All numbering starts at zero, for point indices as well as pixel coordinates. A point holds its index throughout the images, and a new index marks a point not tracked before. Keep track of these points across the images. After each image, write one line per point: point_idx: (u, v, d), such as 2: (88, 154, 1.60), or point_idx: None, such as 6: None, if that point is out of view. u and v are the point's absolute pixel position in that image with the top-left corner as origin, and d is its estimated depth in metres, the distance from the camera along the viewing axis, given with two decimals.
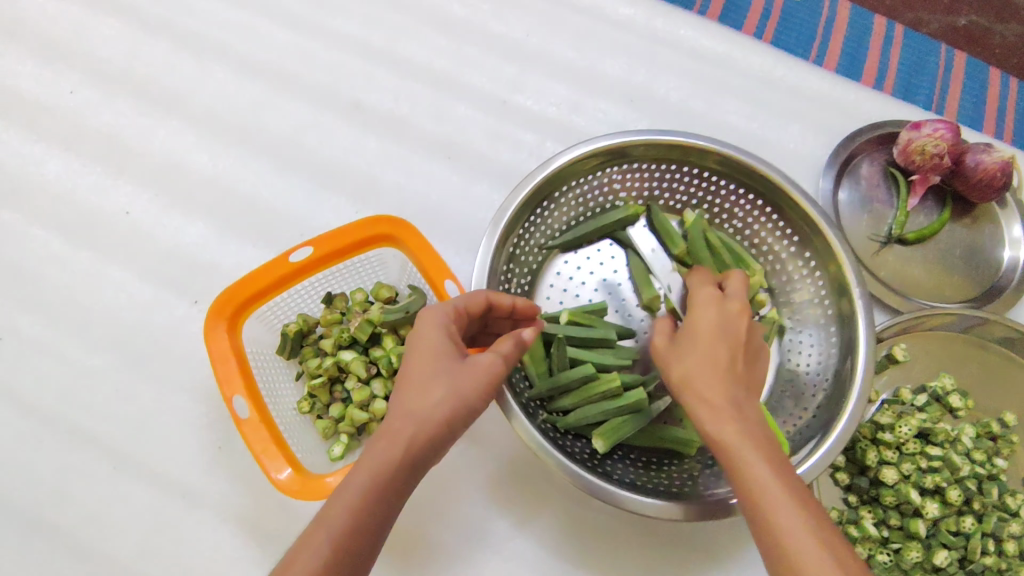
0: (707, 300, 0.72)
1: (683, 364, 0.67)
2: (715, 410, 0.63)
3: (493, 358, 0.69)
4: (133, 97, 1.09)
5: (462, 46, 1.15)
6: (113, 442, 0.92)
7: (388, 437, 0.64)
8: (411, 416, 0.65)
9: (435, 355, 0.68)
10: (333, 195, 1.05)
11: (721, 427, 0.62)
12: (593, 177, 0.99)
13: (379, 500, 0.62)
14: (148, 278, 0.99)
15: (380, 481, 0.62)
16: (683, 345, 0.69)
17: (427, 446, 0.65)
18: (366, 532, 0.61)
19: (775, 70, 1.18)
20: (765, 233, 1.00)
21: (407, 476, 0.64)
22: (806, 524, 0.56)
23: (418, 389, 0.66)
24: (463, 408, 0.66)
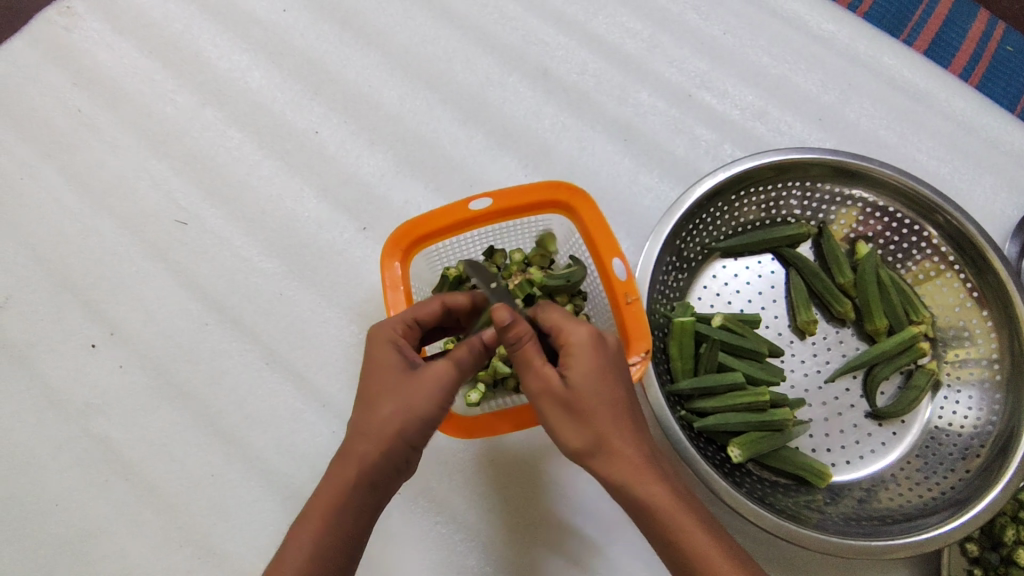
0: (582, 344, 0.72)
1: (587, 430, 0.71)
2: (627, 467, 0.72)
3: (441, 369, 0.72)
4: (338, 25, 1.14)
5: (657, 32, 1.15)
6: (269, 341, 0.98)
7: (344, 457, 0.72)
8: (360, 437, 0.71)
9: (389, 377, 0.73)
10: (506, 154, 1.07)
11: (646, 489, 0.72)
12: (774, 187, 0.97)
13: (336, 513, 0.70)
14: (325, 197, 1.04)
15: (336, 496, 0.71)
16: (580, 407, 0.71)
17: (387, 465, 0.72)
18: (335, 543, 0.70)
19: (978, 116, 1.11)
20: (941, 281, 0.96)
21: (369, 490, 0.72)
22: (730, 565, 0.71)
23: (365, 410, 0.73)
24: (416, 425, 0.71)
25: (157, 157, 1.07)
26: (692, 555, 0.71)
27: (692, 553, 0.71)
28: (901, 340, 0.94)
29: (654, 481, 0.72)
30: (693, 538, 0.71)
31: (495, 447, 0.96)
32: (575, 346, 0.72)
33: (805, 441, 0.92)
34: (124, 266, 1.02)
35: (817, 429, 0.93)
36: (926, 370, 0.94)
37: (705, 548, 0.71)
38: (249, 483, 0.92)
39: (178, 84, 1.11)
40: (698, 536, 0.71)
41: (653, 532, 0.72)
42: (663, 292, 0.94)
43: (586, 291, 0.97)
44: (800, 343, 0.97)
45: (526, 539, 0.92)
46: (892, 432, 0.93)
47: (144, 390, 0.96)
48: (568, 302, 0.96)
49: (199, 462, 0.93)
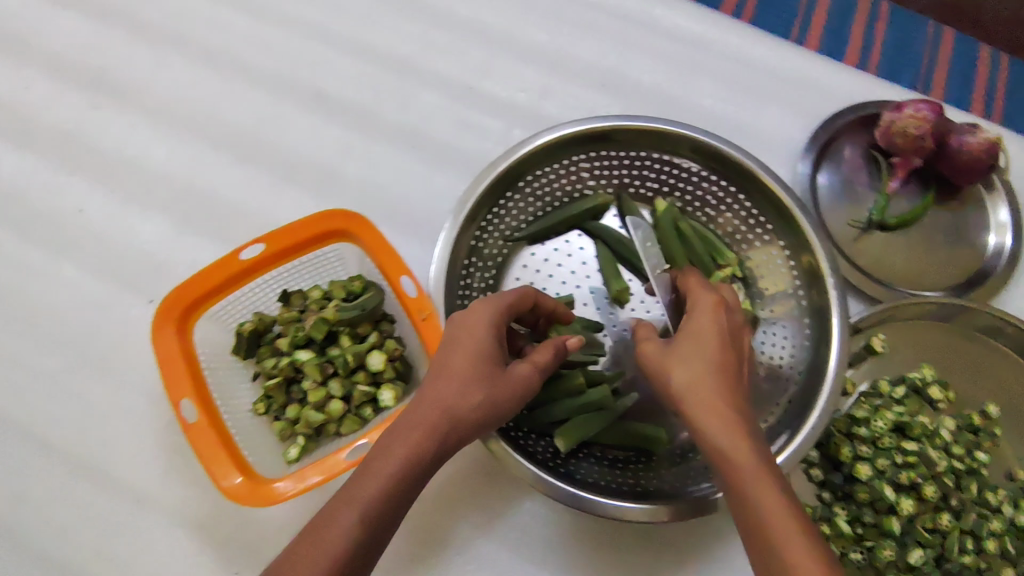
0: (704, 309, 0.72)
1: (687, 367, 0.68)
2: (711, 408, 0.64)
3: (530, 371, 0.72)
4: (89, 91, 1.06)
5: (428, 30, 1.11)
6: (69, 446, 0.90)
7: (415, 431, 0.63)
8: (441, 410, 0.64)
9: (469, 361, 0.68)
10: (292, 189, 1.02)
11: (725, 439, 0.62)
12: (560, 165, 0.95)
13: (392, 501, 0.60)
14: (104, 277, 0.97)
15: (394, 484, 0.60)
16: (681, 348, 0.70)
17: (441, 448, 0.64)
18: (364, 534, 0.58)
19: (754, 49, 1.13)
20: (738, 220, 0.96)
21: (416, 480, 0.62)
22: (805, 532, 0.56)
23: (457, 384, 0.66)
24: (496, 413, 0.68)
25: None
26: (761, 513, 0.58)
27: (759, 514, 0.58)
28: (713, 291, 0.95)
29: (732, 425, 0.63)
30: (772, 494, 0.58)
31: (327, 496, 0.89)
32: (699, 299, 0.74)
33: (637, 410, 0.91)
34: None
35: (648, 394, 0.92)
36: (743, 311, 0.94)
37: (777, 500, 0.58)
38: None
39: None
40: (771, 492, 0.59)
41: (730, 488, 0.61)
42: (468, 296, 0.91)
43: (392, 313, 0.92)
44: (620, 313, 0.97)
45: None
46: None
47: None
48: (373, 330, 0.90)
49: None
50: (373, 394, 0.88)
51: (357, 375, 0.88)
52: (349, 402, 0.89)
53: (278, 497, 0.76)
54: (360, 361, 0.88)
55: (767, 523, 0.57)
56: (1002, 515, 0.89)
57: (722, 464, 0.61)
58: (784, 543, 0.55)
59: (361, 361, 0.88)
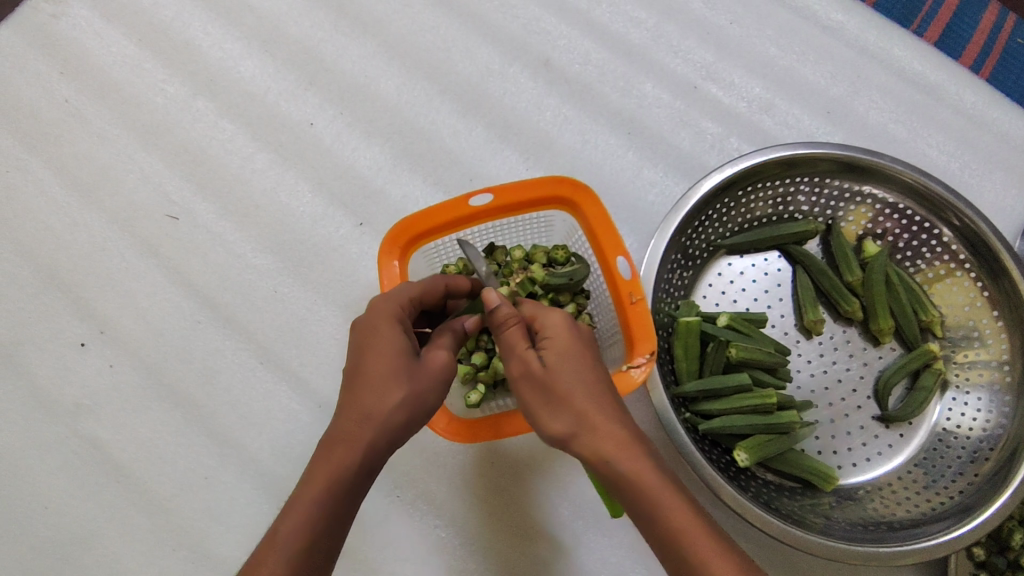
0: (554, 330, 0.72)
1: (569, 411, 0.67)
2: (607, 443, 0.66)
3: (442, 355, 0.73)
4: (333, 14, 1.10)
5: (662, 21, 1.11)
6: (264, 339, 0.96)
7: (346, 443, 0.67)
8: (369, 420, 0.68)
9: (387, 363, 0.70)
10: (507, 147, 1.04)
11: (636, 478, 0.65)
12: (781, 184, 0.95)
13: (335, 506, 0.65)
14: (321, 191, 1.01)
15: (337, 487, 0.65)
16: (552, 386, 0.68)
17: (387, 447, 0.69)
18: (329, 531, 0.65)
19: (990, 109, 1.08)
20: (950, 280, 0.93)
21: (367, 478, 0.68)
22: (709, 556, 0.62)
23: (375, 392, 0.69)
24: (422, 405, 0.70)
25: (148, 149, 1.04)
26: (682, 545, 0.63)
27: (682, 543, 0.63)
28: (918, 357, 0.92)
29: (637, 457, 0.66)
30: (687, 529, 0.63)
31: (493, 450, 0.93)
32: (550, 325, 0.73)
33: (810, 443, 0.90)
34: (114, 262, 0.99)
35: (824, 431, 0.91)
36: (934, 371, 0.92)
37: (699, 540, 0.63)
38: (243, 487, 0.90)
39: (169, 74, 1.07)
40: (687, 521, 0.64)
41: (642, 521, 0.65)
42: (668, 290, 0.92)
43: (590, 290, 0.94)
44: (807, 344, 0.95)
45: (526, 540, 0.90)
46: (899, 434, 0.91)
47: (135, 390, 0.94)
48: (570, 301, 0.93)
49: (193, 464, 0.91)
50: None
51: None
52: None
53: (470, 436, 0.80)
54: None
55: (687, 559, 0.63)
56: None
57: (628, 487, 0.65)
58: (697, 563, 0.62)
59: None
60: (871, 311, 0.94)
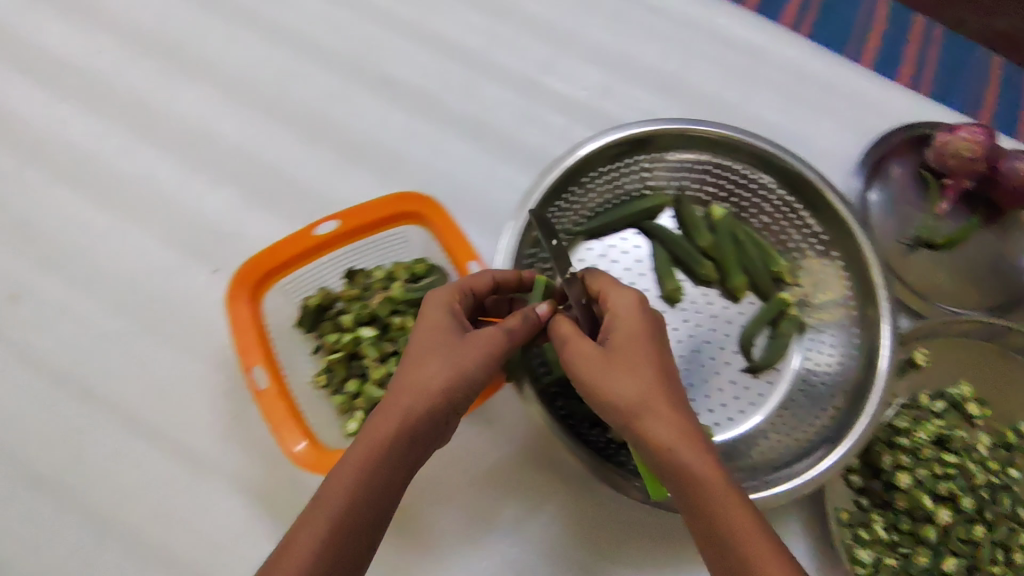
0: (625, 307, 0.73)
1: (640, 384, 0.68)
2: (667, 423, 0.67)
3: (491, 332, 0.72)
4: (160, 62, 1.08)
5: (494, 23, 1.13)
6: (131, 406, 0.93)
7: (373, 425, 0.67)
8: (408, 396, 0.68)
9: (431, 345, 0.71)
10: (357, 169, 1.04)
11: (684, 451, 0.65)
12: (623, 164, 0.98)
13: (367, 492, 0.65)
14: (170, 245, 0.99)
15: (368, 472, 0.65)
16: (615, 357, 0.70)
17: (406, 430, 0.67)
18: (359, 523, 0.64)
19: (812, 64, 1.15)
20: (794, 231, 0.99)
21: (392, 467, 0.66)
22: (763, 539, 0.63)
23: (418, 374, 0.69)
24: (464, 383, 0.70)
25: None
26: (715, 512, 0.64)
27: (716, 513, 0.64)
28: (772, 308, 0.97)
29: (691, 441, 0.66)
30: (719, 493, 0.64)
31: None
32: (625, 300, 0.73)
33: None
34: None
35: (698, 391, 0.95)
36: (791, 318, 0.97)
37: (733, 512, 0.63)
38: (129, 562, 0.87)
39: None
40: (717, 485, 0.64)
41: (687, 500, 0.65)
42: None
43: None
44: (671, 313, 0.99)
45: (431, 555, 0.91)
46: (767, 381, 0.96)
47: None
48: None
49: (72, 549, 0.87)
50: None
51: None
52: None
53: None
54: None
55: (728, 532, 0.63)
56: None
57: (676, 473, 0.65)
58: (748, 544, 0.62)
59: None
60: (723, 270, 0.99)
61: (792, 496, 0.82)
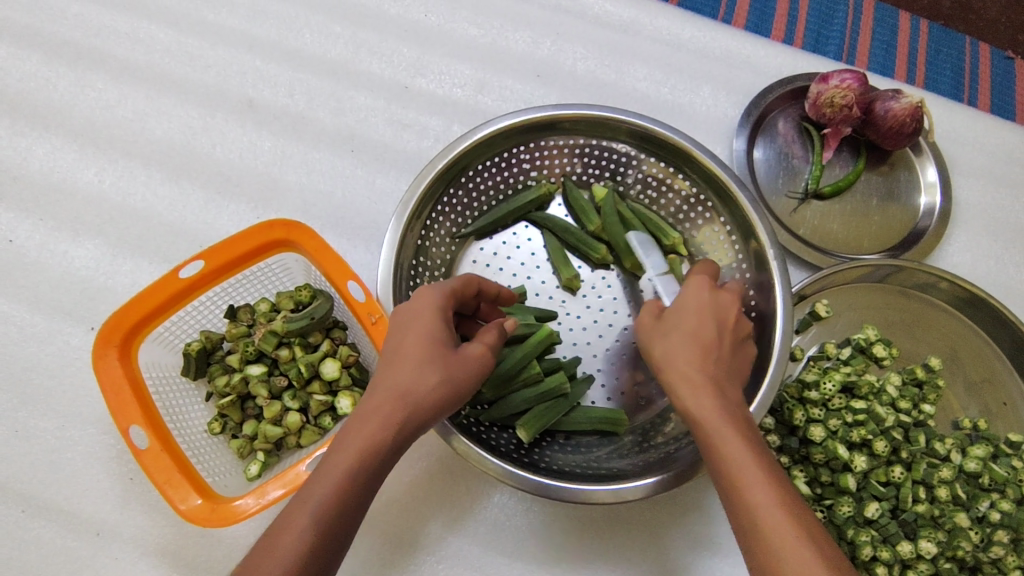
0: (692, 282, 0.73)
1: (671, 348, 0.69)
2: (690, 386, 0.66)
3: (479, 348, 0.72)
4: (7, 118, 1.02)
5: (356, 31, 1.10)
6: (17, 485, 0.87)
7: (359, 428, 0.62)
8: (398, 399, 0.64)
9: (418, 349, 0.67)
10: (231, 201, 1.00)
11: (702, 405, 0.64)
12: (500, 158, 0.94)
13: (350, 501, 0.60)
14: (38, 308, 0.93)
15: (351, 481, 0.60)
16: (665, 318, 0.72)
17: (386, 442, 0.62)
18: (342, 536, 0.59)
19: (683, 32, 1.14)
20: (681, 200, 0.97)
21: (370, 484, 0.61)
22: (779, 505, 0.58)
23: (411, 374, 0.65)
24: (454, 393, 0.67)
25: None
26: (730, 466, 0.61)
27: (733, 477, 0.60)
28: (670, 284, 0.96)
29: (710, 401, 0.64)
30: (733, 447, 0.61)
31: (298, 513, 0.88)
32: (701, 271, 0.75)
33: (595, 393, 0.93)
34: None
35: (609, 376, 0.93)
36: None
37: (748, 466, 0.60)
38: None
39: None
40: (734, 438, 0.62)
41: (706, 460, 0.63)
42: None
43: (343, 319, 0.92)
44: (572, 301, 0.97)
45: None
46: None
47: None
48: (325, 338, 0.89)
49: None
50: (330, 402, 0.87)
51: (312, 386, 0.88)
52: (307, 413, 0.88)
53: (239, 515, 0.75)
54: (314, 370, 0.87)
55: (739, 491, 0.60)
56: (951, 463, 0.93)
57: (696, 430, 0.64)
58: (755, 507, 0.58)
59: (315, 370, 0.87)
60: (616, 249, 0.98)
61: None
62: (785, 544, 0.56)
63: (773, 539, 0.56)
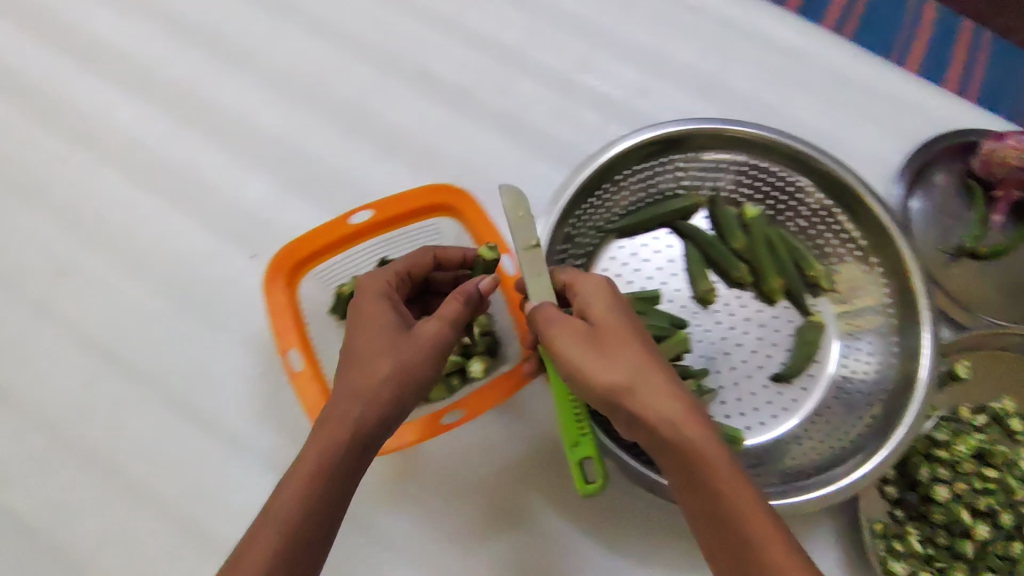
0: (608, 298, 0.72)
1: (623, 365, 0.67)
2: (656, 401, 0.66)
3: (429, 326, 0.73)
4: (206, 52, 1.11)
5: (531, 20, 1.13)
6: (168, 384, 0.95)
7: (333, 419, 0.69)
8: (358, 390, 0.70)
9: (371, 346, 0.72)
10: (393, 161, 1.05)
11: (679, 430, 0.65)
12: (658, 162, 0.96)
13: (315, 485, 0.66)
14: (210, 229, 1.01)
15: (309, 470, 0.67)
16: (597, 341, 0.69)
17: (349, 430, 0.68)
18: (317, 514, 0.66)
19: (854, 69, 1.12)
20: (831, 233, 0.97)
21: (345, 459, 0.67)
22: (767, 524, 0.63)
23: (358, 364, 0.71)
24: (404, 376, 0.71)
25: (30, 210, 1.03)
26: (713, 483, 0.64)
27: (726, 500, 0.64)
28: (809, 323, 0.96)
29: (688, 417, 0.66)
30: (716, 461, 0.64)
31: (414, 463, 0.92)
32: (593, 290, 0.72)
33: (717, 408, 0.93)
34: (7, 329, 0.97)
35: (730, 395, 0.94)
36: (812, 325, 0.95)
37: (734, 487, 0.64)
38: (163, 536, 0.89)
39: (45, 131, 1.06)
40: (713, 456, 0.65)
41: (689, 477, 0.65)
42: None
43: None
44: (706, 314, 0.98)
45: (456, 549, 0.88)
46: (801, 387, 0.94)
47: (42, 454, 0.92)
48: None
49: (109, 521, 0.90)
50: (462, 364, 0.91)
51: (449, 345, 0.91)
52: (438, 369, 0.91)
53: None
54: None
55: (732, 511, 0.63)
56: None
57: (678, 454, 0.65)
58: (751, 526, 0.63)
59: None
60: (757, 272, 0.98)
61: (820, 505, 0.80)
62: (776, 553, 0.61)
63: (767, 557, 0.61)
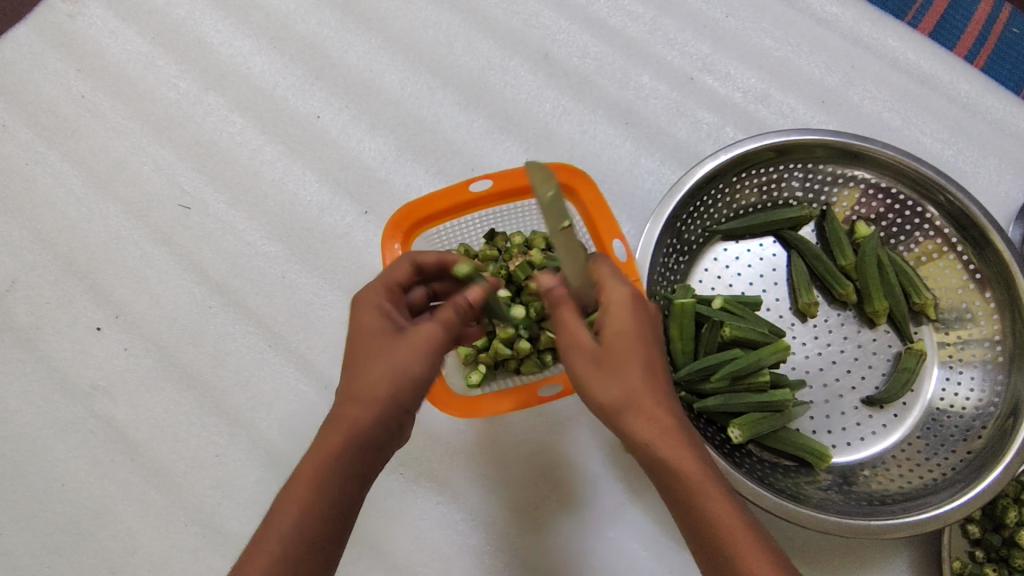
0: (618, 303, 0.70)
1: (620, 386, 0.68)
2: (649, 422, 0.67)
3: (432, 328, 0.72)
4: (339, 12, 1.14)
5: (657, 15, 1.14)
6: (272, 323, 0.99)
7: (334, 425, 0.68)
8: (356, 398, 0.68)
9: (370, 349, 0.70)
10: (507, 138, 1.07)
11: (660, 451, 0.66)
12: (776, 169, 0.96)
13: (320, 487, 0.65)
14: (327, 181, 1.05)
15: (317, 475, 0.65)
16: (610, 364, 0.68)
17: (353, 435, 0.67)
18: (326, 513, 0.65)
19: (983, 98, 1.09)
20: (943, 262, 0.95)
21: (348, 462, 0.66)
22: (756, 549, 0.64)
23: (360, 369, 0.69)
24: (409, 378, 0.69)
25: (161, 142, 1.08)
26: (697, 505, 0.65)
27: (710, 520, 0.65)
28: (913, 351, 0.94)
29: (673, 439, 0.67)
30: (706, 492, 0.65)
31: (494, 430, 0.96)
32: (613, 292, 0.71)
33: (805, 422, 0.93)
34: (129, 251, 1.03)
35: (820, 410, 0.93)
36: (914, 352, 0.93)
37: (717, 507, 0.65)
38: (254, 465, 0.93)
39: (181, 70, 1.11)
40: (699, 479, 0.66)
41: (672, 494, 0.67)
42: (663, 273, 0.93)
43: None
44: (801, 327, 0.97)
45: (527, 518, 0.92)
46: (893, 414, 0.93)
47: (150, 372, 0.97)
48: None
49: (206, 443, 0.94)
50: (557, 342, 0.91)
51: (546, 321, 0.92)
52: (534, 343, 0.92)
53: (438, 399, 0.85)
54: None
55: (710, 532, 0.65)
56: None
57: (668, 474, 0.66)
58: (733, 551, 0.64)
59: None
60: (863, 292, 0.96)
61: (895, 529, 0.79)
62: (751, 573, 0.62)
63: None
